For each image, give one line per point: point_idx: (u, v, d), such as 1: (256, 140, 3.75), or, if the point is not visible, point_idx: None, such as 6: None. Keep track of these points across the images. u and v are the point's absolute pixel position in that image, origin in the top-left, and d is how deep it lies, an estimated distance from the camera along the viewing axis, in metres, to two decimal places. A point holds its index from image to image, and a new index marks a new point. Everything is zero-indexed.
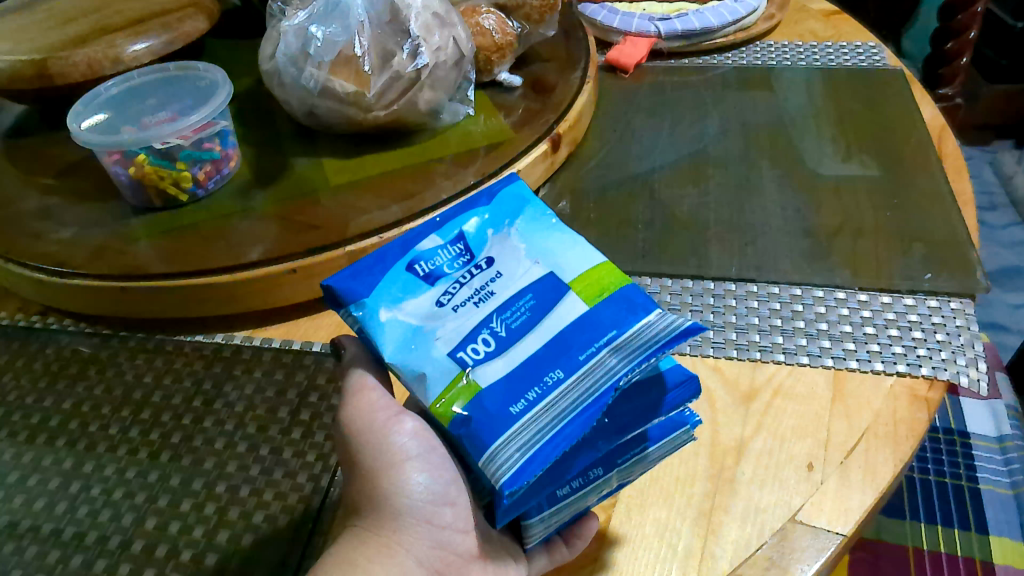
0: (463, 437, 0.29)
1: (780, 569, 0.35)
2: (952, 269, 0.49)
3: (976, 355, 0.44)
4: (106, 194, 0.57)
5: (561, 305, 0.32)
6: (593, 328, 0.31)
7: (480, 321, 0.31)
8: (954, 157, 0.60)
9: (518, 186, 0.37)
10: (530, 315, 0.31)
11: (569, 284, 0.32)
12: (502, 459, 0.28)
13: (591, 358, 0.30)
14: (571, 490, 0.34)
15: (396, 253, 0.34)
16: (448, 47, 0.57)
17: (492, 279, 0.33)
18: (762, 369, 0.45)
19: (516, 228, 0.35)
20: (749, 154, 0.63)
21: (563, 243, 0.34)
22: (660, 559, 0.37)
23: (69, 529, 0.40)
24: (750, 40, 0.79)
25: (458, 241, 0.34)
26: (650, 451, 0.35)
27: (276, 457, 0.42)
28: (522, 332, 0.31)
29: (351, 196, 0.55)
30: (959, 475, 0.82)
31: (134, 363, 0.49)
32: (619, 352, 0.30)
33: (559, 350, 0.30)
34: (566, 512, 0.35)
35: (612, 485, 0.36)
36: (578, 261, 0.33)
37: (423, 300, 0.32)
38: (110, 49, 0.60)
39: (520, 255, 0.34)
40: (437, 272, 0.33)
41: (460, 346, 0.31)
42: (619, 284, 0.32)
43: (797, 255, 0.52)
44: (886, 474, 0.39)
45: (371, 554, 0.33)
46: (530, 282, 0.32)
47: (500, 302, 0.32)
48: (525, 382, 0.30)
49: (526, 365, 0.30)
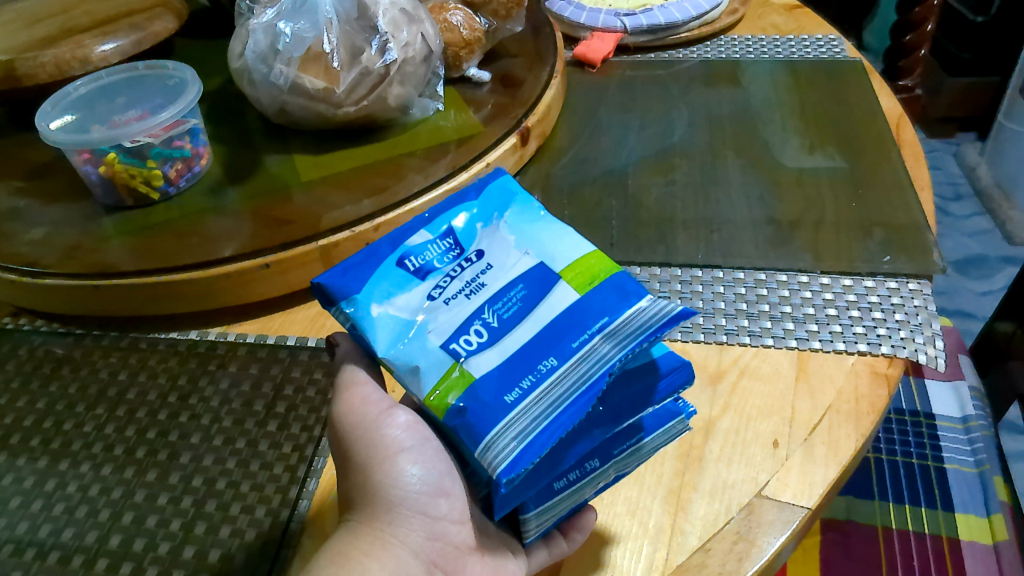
0: (458, 428, 0.29)
1: (748, 542, 0.36)
2: (910, 251, 0.51)
3: (933, 333, 0.46)
4: (76, 194, 0.57)
5: (552, 295, 0.32)
6: (584, 316, 0.32)
7: (472, 312, 0.32)
8: (912, 145, 0.62)
9: (506, 181, 0.38)
10: (522, 305, 0.32)
11: (560, 273, 0.33)
12: (499, 448, 0.28)
13: (583, 345, 0.31)
14: (567, 483, 0.35)
15: (385, 248, 0.34)
16: (416, 43, 0.57)
17: (483, 271, 0.34)
18: (728, 352, 0.46)
19: (505, 223, 0.36)
20: (715, 145, 0.64)
21: (551, 234, 0.35)
22: (631, 536, 0.37)
23: (46, 526, 0.40)
24: (714, 34, 0.80)
25: (447, 236, 0.35)
26: (644, 442, 0.36)
27: (253, 449, 0.43)
28: (514, 323, 0.32)
29: (323, 192, 0.55)
30: (926, 455, 0.83)
31: (108, 361, 0.49)
32: (611, 339, 0.31)
33: (552, 339, 0.31)
34: (563, 506, 0.36)
35: (608, 479, 0.36)
36: (569, 249, 0.34)
37: (414, 295, 0.33)
38: (78, 50, 0.60)
39: (510, 246, 0.34)
40: (427, 267, 0.34)
41: (453, 337, 0.31)
42: (608, 272, 0.33)
43: (761, 241, 0.53)
44: (848, 448, 0.40)
45: (367, 549, 0.32)
46: (521, 273, 0.33)
47: (492, 294, 0.33)
48: (519, 370, 0.30)
49: (519, 353, 0.31)
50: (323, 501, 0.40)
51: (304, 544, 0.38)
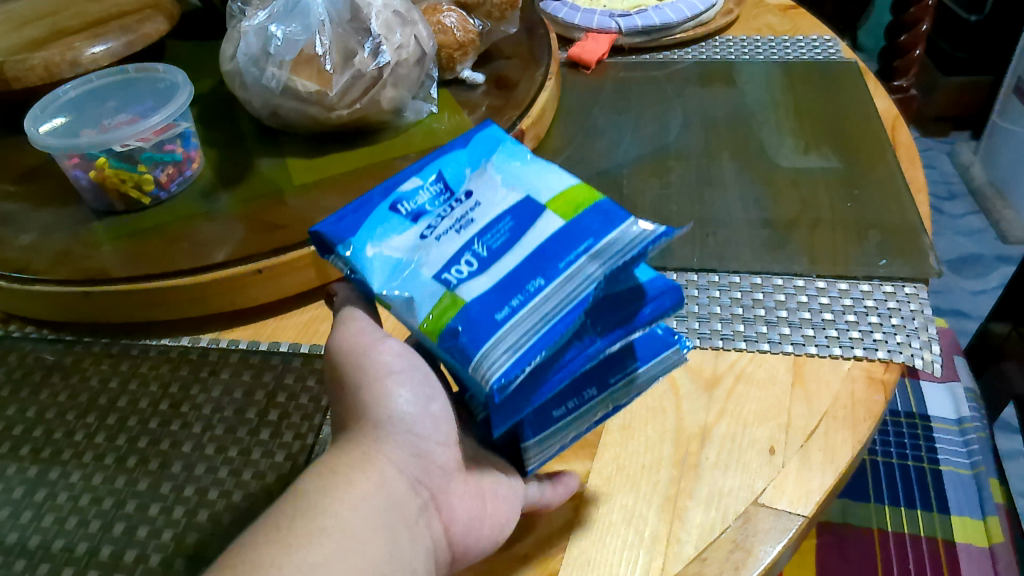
0: (452, 349, 0.30)
1: (744, 550, 0.36)
2: (906, 254, 0.51)
3: (930, 337, 0.46)
4: (66, 198, 0.57)
5: (538, 221, 0.33)
6: (570, 238, 0.32)
7: (463, 245, 0.32)
8: (908, 146, 0.62)
9: (494, 129, 0.39)
10: (510, 234, 0.32)
11: (544, 204, 0.33)
12: (491, 359, 0.28)
13: (570, 265, 0.31)
14: (566, 411, 0.35)
15: (377, 197, 0.35)
16: (410, 45, 0.57)
17: (472, 208, 0.34)
18: (724, 357, 0.45)
19: (491, 163, 0.36)
20: (710, 147, 0.64)
21: (537, 170, 0.36)
22: (628, 545, 0.37)
23: (35, 537, 0.40)
24: (709, 34, 0.80)
25: (438, 179, 0.36)
26: (638, 372, 0.36)
27: (245, 458, 0.42)
28: (504, 248, 0.32)
29: (316, 195, 0.55)
30: (921, 457, 0.84)
31: (99, 368, 0.48)
32: (596, 258, 0.31)
33: (539, 260, 0.31)
34: (561, 436, 0.36)
35: (604, 411, 0.37)
36: (552, 182, 0.34)
37: (407, 236, 0.34)
38: (68, 52, 0.59)
39: (497, 184, 0.35)
40: (419, 210, 0.35)
41: (443, 268, 0.32)
42: (592, 200, 0.33)
43: (756, 244, 0.53)
44: (845, 455, 0.40)
45: (351, 464, 0.33)
46: (508, 207, 0.33)
47: (480, 226, 0.33)
48: (508, 290, 0.30)
49: (508, 276, 0.31)
50: None
51: None
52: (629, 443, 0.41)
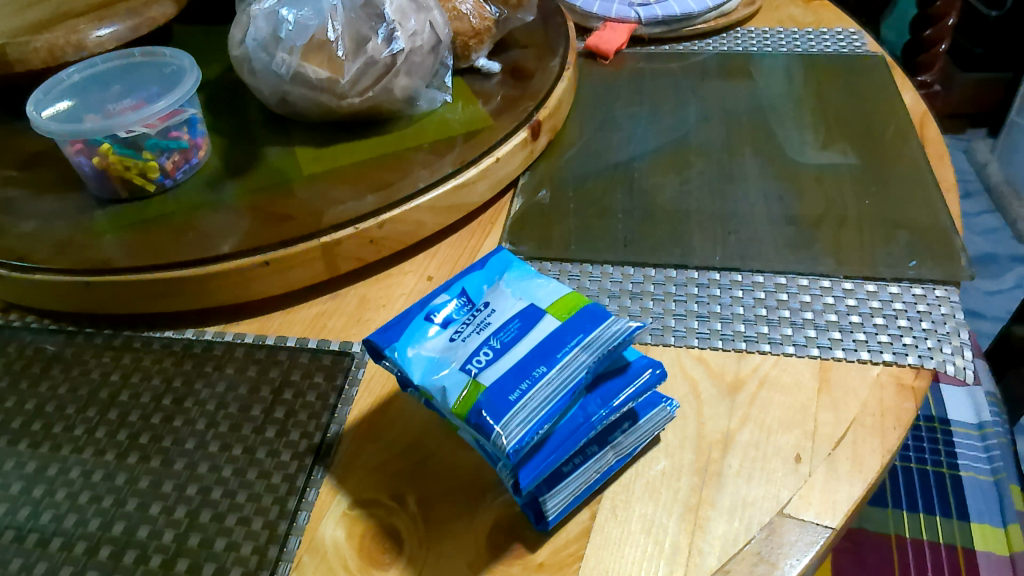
0: (477, 425, 0.33)
1: (769, 564, 0.35)
2: (936, 256, 0.49)
3: (962, 343, 0.44)
4: (69, 185, 0.55)
5: (539, 329, 0.36)
6: (563, 337, 0.35)
7: (481, 342, 0.36)
8: (936, 144, 0.60)
9: (506, 254, 0.42)
10: (519, 332, 0.36)
11: (545, 309, 0.37)
12: (508, 431, 0.32)
13: (566, 355, 0.34)
14: (574, 467, 0.36)
15: (415, 310, 0.38)
16: (424, 32, 0.55)
17: (489, 314, 0.37)
18: (747, 360, 0.44)
19: (504, 280, 0.39)
20: (730, 141, 0.62)
21: (543, 285, 0.39)
22: (647, 556, 0.35)
23: (33, 536, 0.38)
24: (730, 26, 0.78)
25: (462, 294, 0.39)
26: (640, 425, 0.38)
27: (250, 457, 0.40)
28: (515, 342, 0.35)
29: (326, 186, 0.53)
30: (940, 462, 0.87)
31: (101, 360, 0.47)
32: (588, 349, 0.35)
33: (542, 352, 0.35)
34: (576, 486, 0.36)
35: (610, 462, 0.38)
36: (549, 293, 0.38)
37: (437, 340, 0.36)
38: (71, 35, 0.57)
39: (508, 295, 0.38)
40: (448, 319, 0.38)
41: (467, 359, 0.35)
42: (584, 304, 0.37)
43: (780, 243, 0.51)
44: (873, 466, 0.38)
45: None
46: (517, 312, 0.37)
47: (495, 328, 0.36)
48: (517, 375, 0.34)
49: (519, 363, 0.34)
50: (322, 516, 0.38)
51: (304, 560, 0.37)
52: (649, 448, 0.40)
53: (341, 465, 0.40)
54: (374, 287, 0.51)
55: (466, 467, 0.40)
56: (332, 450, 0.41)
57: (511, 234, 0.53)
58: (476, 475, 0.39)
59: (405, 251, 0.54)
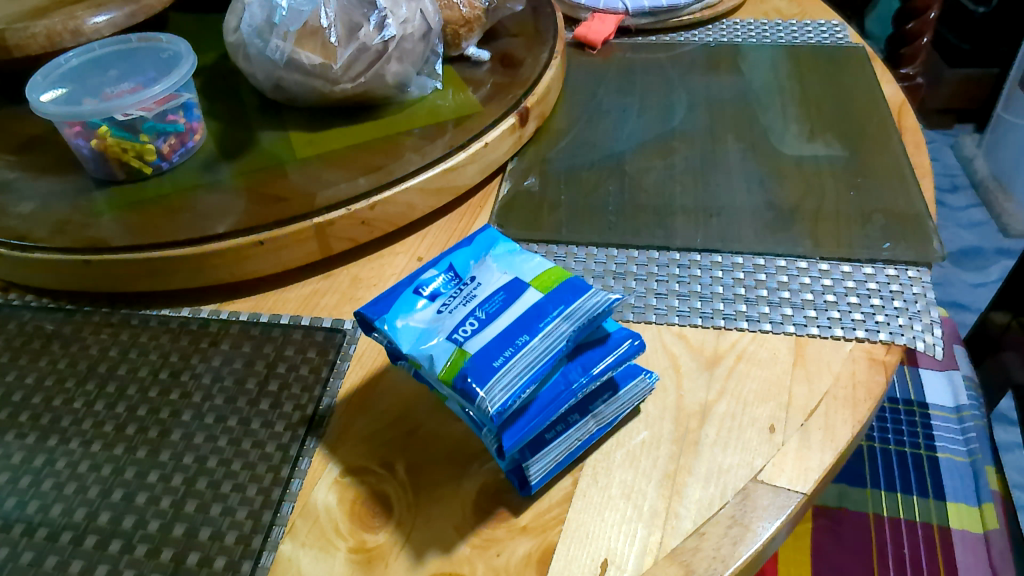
0: (462, 390, 0.34)
1: (743, 526, 0.36)
2: (910, 238, 0.51)
3: (932, 320, 0.46)
4: (68, 168, 0.56)
5: (522, 301, 0.37)
6: (545, 310, 0.37)
7: (466, 313, 0.37)
8: (913, 132, 0.62)
9: (492, 231, 0.43)
10: (504, 304, 0.37)
11: (529, 282, 0.39)
12: (492, 395, 0.33)
13: (548, 325, 0.36)
14: (557, 434, 0.38)
15: (403, 284, 0.40)
16: (415, 20, 0.57)
17: (475, 287, 0.39)
18: (726, 336, 0.45)
19: (490, 256, 0.41)
20: (715, 129, 0.64)
21: (528, 260, 0.40)
22: (626, 519, 0.37)
23: (34, 502, 0.39)
24: (716, 18, 0.80)
25: (449, 269, 0.40)
26: (619, 396, 0.40)
27: (244, 428, 0.42)
28: (499, 312, 0.37)
29: (318, 169, 0.54)
30: (918, 444, 0.90)
31: (99, 337, 0.48)
32: (568, 320, 0.36)
33: (525, 322, 0.36)
34: (558, 453, 0.38)
35: (591, 431, 0.39)
36: (533, 268, 0.39)
37: (425, 312, 0.38)
38: (69, 21, 0.58)
39: (494, 270, 0.40)
40: (435, 292, 0.39)
41: (454, 330, 0.36)
42: (566, 278, 0.39)
43: (760, 226, 0.53)
44: (844, 435, 0.40)
45: None
46: (502, 286, 0.38)
47: (481, 300, 0.38)
48: (500, 344, 0.35)
49: (502, 333, 0.36)
50: (315, 483, 0.40)
51: (297, 525, 0.38)
52: (630, 418, 0.41)
53: (333, 436, 0.42)
54: (366, 267, 0.53)
55: (453, 436, 0.41)
56: (324, 421, 0.42)
57: (499, 216, 0.55)
58: (463, 445, 0.41)
59: (396, 232, 0.55)
